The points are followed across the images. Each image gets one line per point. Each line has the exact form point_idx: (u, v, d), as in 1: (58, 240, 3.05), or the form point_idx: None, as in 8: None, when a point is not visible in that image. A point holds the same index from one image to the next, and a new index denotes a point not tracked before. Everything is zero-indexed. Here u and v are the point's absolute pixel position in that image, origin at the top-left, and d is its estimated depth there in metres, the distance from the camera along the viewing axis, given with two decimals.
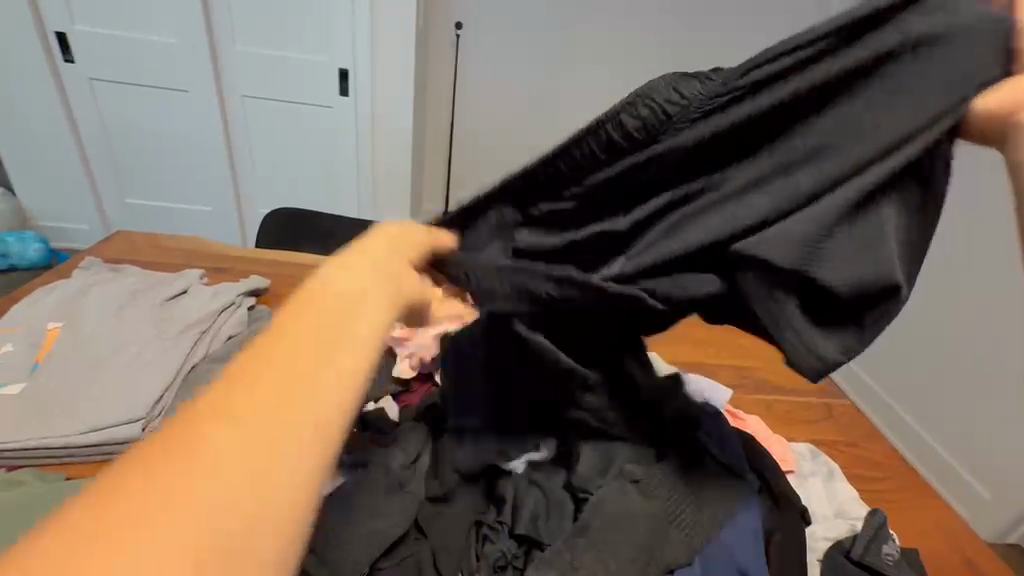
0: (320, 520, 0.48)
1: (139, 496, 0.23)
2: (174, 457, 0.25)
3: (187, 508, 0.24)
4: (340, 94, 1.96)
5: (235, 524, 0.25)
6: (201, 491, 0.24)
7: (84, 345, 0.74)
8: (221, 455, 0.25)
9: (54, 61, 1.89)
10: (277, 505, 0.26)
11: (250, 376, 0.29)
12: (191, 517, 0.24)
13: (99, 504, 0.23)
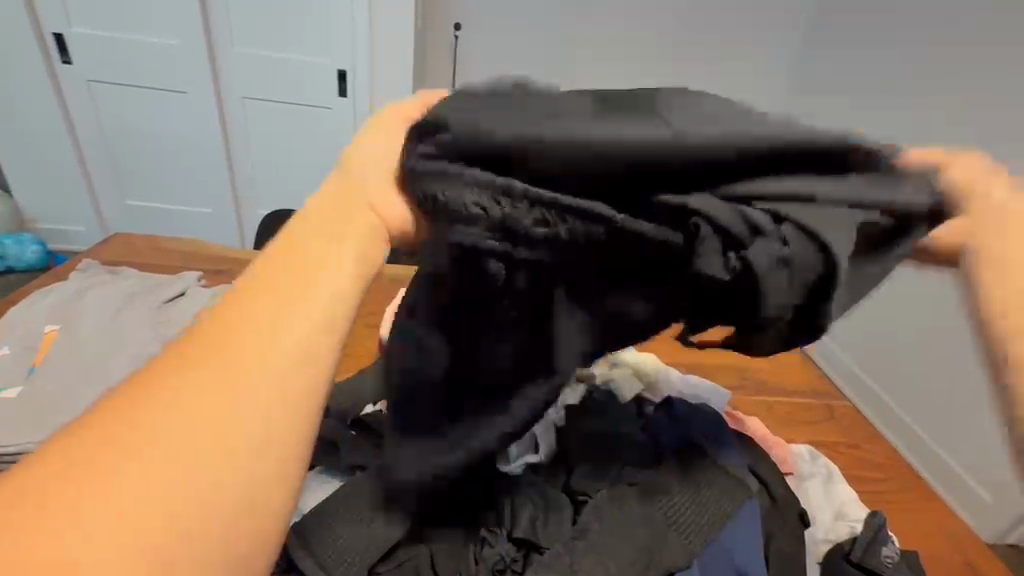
0: (318, 527, 0.48)
1: (106, 446, 0.28)
2: (137, 410, 0.29)
3: (147, 457, 0.27)
4: (339, 96, 1.95)
5: (169, 506, 0.27)
6: (142, 475, 0.27)
7: (80, 348, 0.74)
8: (161, 441, 0.28)
9: (52, 63, 1.89)
10: (235, 459, 0.29)
11: (207, 339, 0.32)
12: (149, 466, 0.27)
13: (72, 449, 0.27)
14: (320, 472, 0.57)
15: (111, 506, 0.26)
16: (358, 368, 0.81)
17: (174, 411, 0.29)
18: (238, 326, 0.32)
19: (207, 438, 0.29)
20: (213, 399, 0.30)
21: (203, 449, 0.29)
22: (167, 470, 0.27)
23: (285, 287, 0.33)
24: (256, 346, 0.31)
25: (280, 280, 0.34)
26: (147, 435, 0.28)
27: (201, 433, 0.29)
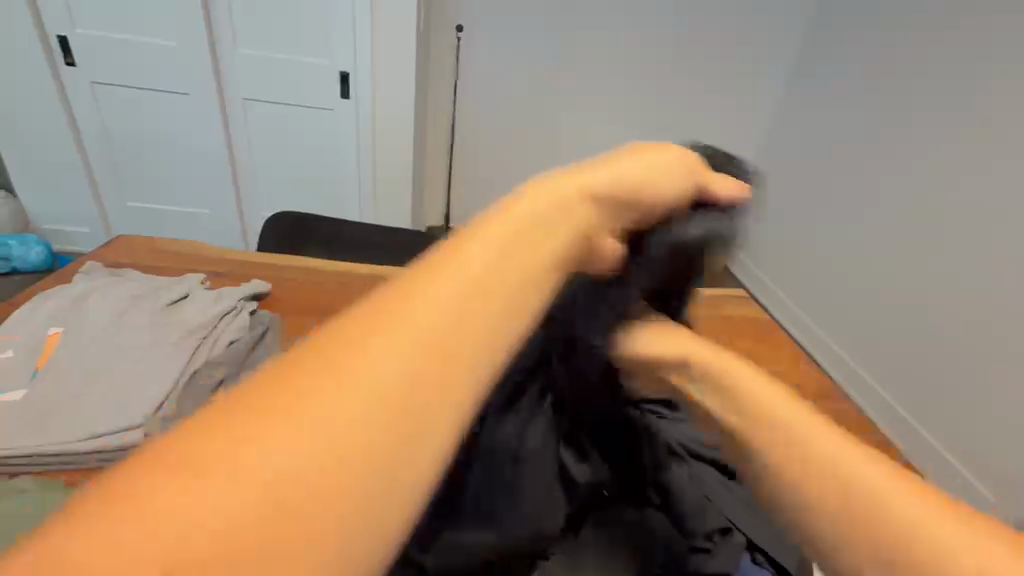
0: None
1: (243, 428, 0.22)
2: (293, 392, 0.23)
3: (289, 433, 0.22)
4: (342, 98, 1.95)
5: (301, 493, 0.21)
6: (286, 452, 0.21)
7: (84, 352, 0.74)
8: (321, 416, 0.23)
9: (55, 65, 1.89)
10: (377, 463, 0.22)
11: (378, 331, 0.26)
12: (274, 467, 0.21)
13: (214, 419, 0.22)
14: None
15: (251, 477, 0.20)
16: None
17: (346, 386, 0.24)
18: (417, 325, 0.26)
19: (357, 429, 0.23)
20: (385, 382, 0.24)
21: (348, 445, 0.22)
22: (293, 478, 0.21)
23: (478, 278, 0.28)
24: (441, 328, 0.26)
25: (463, 286, 0.28)
26: (284, 428, 0.22)
27: (369, 421, 0.23)
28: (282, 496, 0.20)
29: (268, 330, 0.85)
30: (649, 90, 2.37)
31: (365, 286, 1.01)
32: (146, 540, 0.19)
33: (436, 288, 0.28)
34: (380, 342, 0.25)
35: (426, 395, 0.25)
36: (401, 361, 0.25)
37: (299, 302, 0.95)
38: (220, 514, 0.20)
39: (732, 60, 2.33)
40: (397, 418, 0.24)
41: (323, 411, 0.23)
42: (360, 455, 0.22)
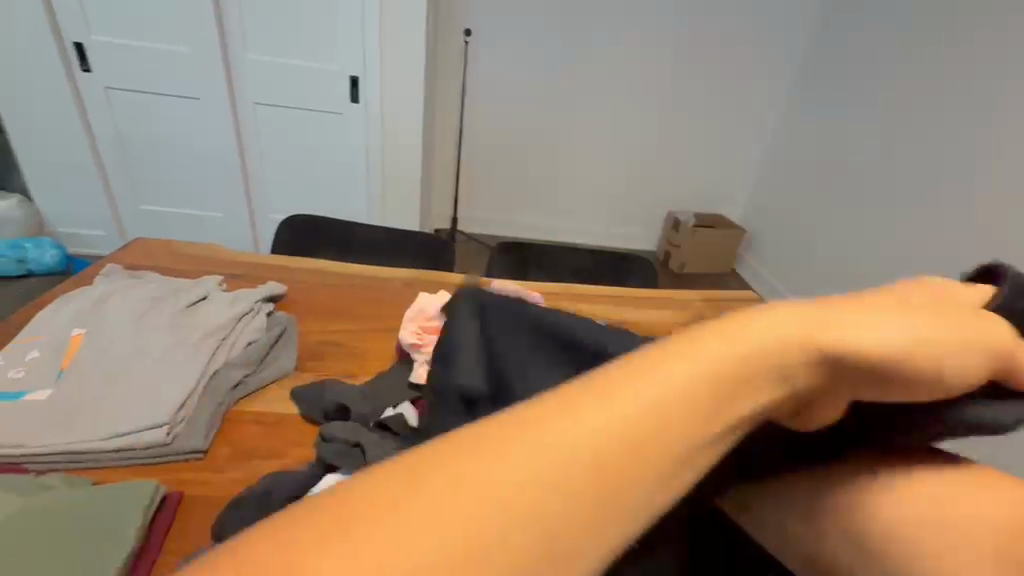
0: None
1: (403, 500, 0.22)
2: (456, 475, 0.23)
3: (446, 502, 0.22)
4: (351, 102, 1.97)
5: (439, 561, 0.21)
6: (432, 529, 0.21)
7: (106, 352, 0.76)
8: (472, 498, 0.23)
9: (71, 71, 1.92)
10: (517, 560, 0.21)
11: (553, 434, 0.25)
12: (417, 543, 0.21)
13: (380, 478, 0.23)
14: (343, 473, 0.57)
15: (396, 544, 0.21)
16: (374, 372, 0.82)
17: (498, 471, 0.24)
18: (595, 438, 0.25)
19: (506, 524, 0.22)
20: (538, 481, 0.23)
21: (490, 533, 0.22)
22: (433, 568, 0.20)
23: (640, 383, 0.27)
24: (602, 435, 0.25)
25: (642, 401, 0.26)
26: (439, 516, 0.22)
27: (520, 516, 0.22)
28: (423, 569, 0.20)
29: (284, 331, 0.86)
30: (655, 92, 2.38)
31: (379, 289, 1.01)
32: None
33: (615, 394, 0.27)
34: (540, 433, 0.25)
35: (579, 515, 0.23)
36: (567, 466, 0.24)
37: (314, 304, 0.96)
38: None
39: (739, 63, 2.34)
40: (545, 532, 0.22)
41: (478, 504, 0.22)
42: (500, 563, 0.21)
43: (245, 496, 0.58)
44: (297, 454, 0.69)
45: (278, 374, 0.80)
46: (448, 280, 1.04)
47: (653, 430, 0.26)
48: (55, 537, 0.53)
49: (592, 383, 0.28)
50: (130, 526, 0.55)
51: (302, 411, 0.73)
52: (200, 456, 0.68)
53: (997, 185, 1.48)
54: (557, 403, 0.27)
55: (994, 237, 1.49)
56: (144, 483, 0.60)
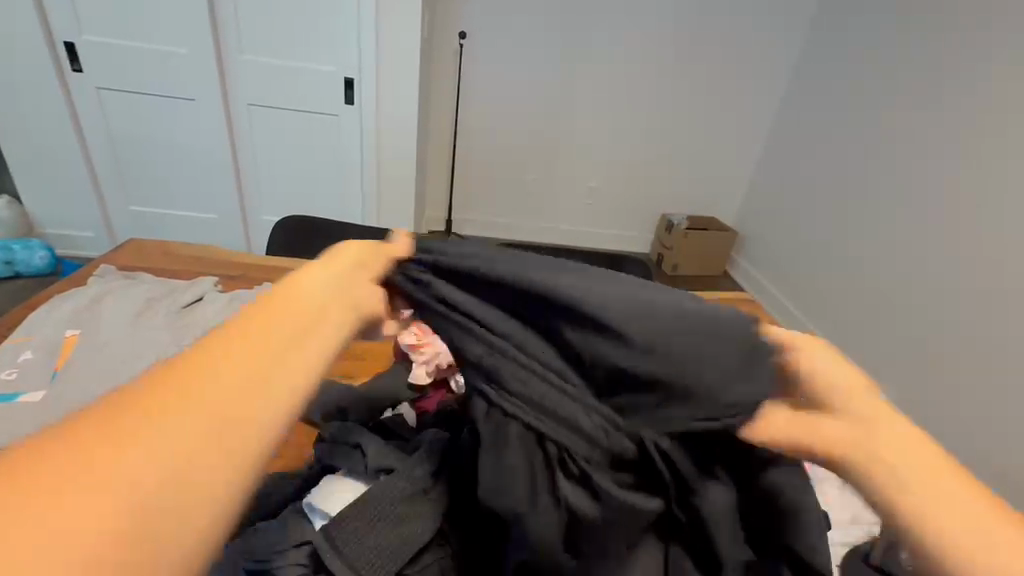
0: (344, 535, 0.48)
1: (104, 454, 0.22)
2: (140, 399, 0.25)
3: (147, 439, 0.23)
4: (346, 104, 1.97)
5: (152, 498, 0.22)
6: (132, 468, 0.22)
7: (100, 353, 0.75)
8: (169, 432, 0.24)
9: (62, 71, 1.90)
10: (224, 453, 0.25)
11: (224, 341, 0.29)
12: (131, 489, 0.22)
13: (61, 447, 0.22)
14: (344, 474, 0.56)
15: (101, 505, 0.21)
16: (373, 372, 0.82)
17: (183, 398, 0.25)
18: (260, 325, 0.31)
19: (213, 433, 0.25)
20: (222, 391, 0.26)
21: (202, 444, 0.24)
22: (177, 458, 0.23)
23: (301, 299, 0.33)
24: (271, 345, 0.30)
25: (299, 298, 0.33)
26: (151, 437, 0.23)
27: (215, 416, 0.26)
28: (139, 503, 0.22)
29: None
30: (649, 96, 2.40)
31: None
32: (77, 549, 0.20)
33: (277, 307, 0.32)
34: (212, 361, 0.28)
35: (281, 362, 0.29)
36: (244, 345, 0.29)
37: None
38: (134, 505, 0.22)
39: (730, 67, 2.37)
40: (258, 386, 0.28)
41: (190, 404, 0.25)
42: (242, 420, 0.26)
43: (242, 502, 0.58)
44: (297, 455, 0.69)
45: None
46: None
47: (319, 334, 0.32)
48: None
49: (239, 318, 0.31)
50: None
51: None
52: None
53: (1000, 188, 1.52)
54: (208, 341, 0.29)
55: (993, 242, 1.53)
56: None
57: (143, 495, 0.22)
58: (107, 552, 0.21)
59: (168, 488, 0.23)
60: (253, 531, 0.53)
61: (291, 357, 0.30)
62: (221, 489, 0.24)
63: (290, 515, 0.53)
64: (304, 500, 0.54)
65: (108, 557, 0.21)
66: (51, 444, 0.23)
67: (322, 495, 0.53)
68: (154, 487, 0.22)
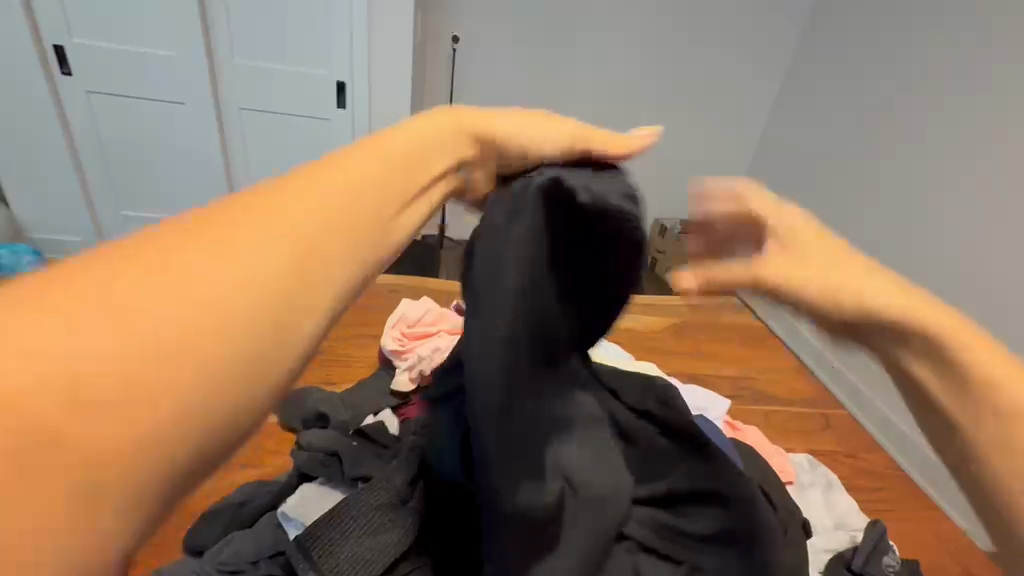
0: (319, 544, 0.48)
1: (160, 270, 0.23)
2: (218, 238, 0.26)
3: (202, 271, 0.24)
4: (338, 107, 1.97)
5: (182, 331, 0.22)
6: (177, 297, 0.23)
7: None
8: (221, 273, 0.25)
9: (50, 74, 1.89)
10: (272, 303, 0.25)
11: (294, 199, 0.30)
12: (171, 321, 0.22)
13: (82, 270, 0.22)
14: (322, 483, 0.56)
15: (138, 323, 0.21)
16: (357, 379, 0.81)
17: (245, 243, 0.26)
18: (331, 200, 0.31)
19: (266, 284, 0.25)
20: (282, 246, 0.27)
21: (256, 290, 0.25)
22: (242, 312, 0.24)
23: (378, 170, 0.34)
24: (341, 211, 0.31)
25: (370, 176, 0.34)
26: (202, 271, 0.24)
27: (273, 270, 0.26)
28: (177, 329, 0.22)
29: None
30: None
31: None
32: (145, 381, 0.21)
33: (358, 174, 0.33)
34: (282, 213, 0.29)
35: (343, 247, 0.30)
36: (317, 216, 0.29)
37: None
38: (198, 350, 0.22)
39: None
40: (315, 263, 0.28)
41: (258, 259, 0.26)
42: (301, 288, 0.27)
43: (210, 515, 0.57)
44: (276, 463, 0.68)
45: None
46: (432, 285, 1.03)
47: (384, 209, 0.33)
48: None
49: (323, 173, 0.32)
50: None
51: (280, 419, 0.72)
52: None
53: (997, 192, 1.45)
54: (289, 192, 0.30)
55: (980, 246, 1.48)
56: None
57: (181, 324, 0.22)
58: (131, 377, 0.20)
59: (234, 334, 0.24)
60: (228, 540, 0.53)
61: (362, 237, 0.31)
62: (257, 339, 0.24)
63: (264, 526, 0.53)
64: (279, 510, 0.54)
65: (166, 407, 0.21)
66: (114, 253, 0.24)
67: (297, 503, 0.53)
68: (231, 337, 0.23)
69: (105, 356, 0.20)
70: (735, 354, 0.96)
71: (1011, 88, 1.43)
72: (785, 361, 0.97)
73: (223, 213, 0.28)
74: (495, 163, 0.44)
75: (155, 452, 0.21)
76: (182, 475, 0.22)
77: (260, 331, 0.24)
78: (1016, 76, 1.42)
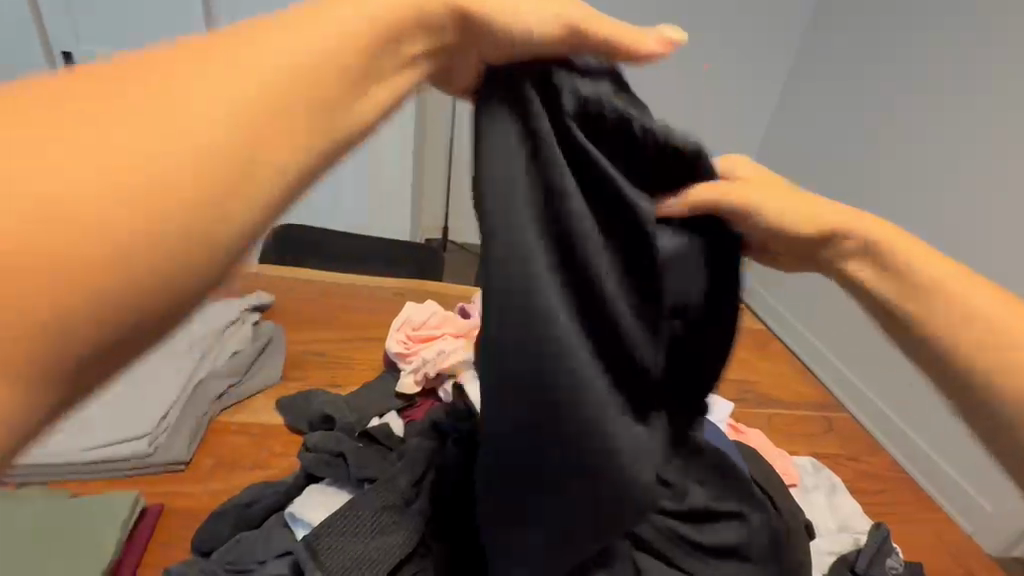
0: (327, 545, 0.49)
1: (98, 108, 0.22)
2: (173, 72, 0.24)
3: (154, 111, 0.22)
4: None
5: (134, 180, 0.21)
6: (122, 136, 0.21)
7: None
8: (173, 117, 0.23)
9: None
10: (226, 166, 0.23)
11: (255, 41, 0.27)
12: (117, 166, 0.21)
13: (49, 90, 0.22)
14: (328, 485, 0.57)
15: (85, 164, 0.20)
16: (362, 381, 0.81)
17: (193, 87, 0.24)
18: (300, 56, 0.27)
19: (219, 149, 0.23)
20: (233, 99, 0.24)
21: (212, 152, 0.23)
22: (211, 162, 0.23)
23: (348, 21, 0.30)
24: (301, 67, 0.27)
25: (343, 33, 0.29)
26: (154, 110, 0.23)
27: (227, 124, 0.24)
28: (124, 176, 0.21)
29: (270, 341, 0.84)
30: None
31: (364, 293, 0.99)
32: (101, 214, 0.20)
33: (322, 20, 0.29)
34: (232, 60, 0.25)
35: (312, 114, 0.27)
36: (287, 71, 0.26)
37: (301, 310, 0.94)
38: (160, 188, 0.21)
39: None
40: (272, 132, 0.25)
41: (225, 107, 0.24)
42: (272, 142, 0.25)
43: (218, 516, 0.57)
44: (282, 465, 0.69)
45: (264, 384, 0.79)
46: (436, 288, 1.03)
47: (354, 71, 0.29)
48: (26, 558, 0.54)
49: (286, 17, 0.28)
50: (109, 541, 0.56)
51: (287, 421, 0.73)
52: (183, 467, 0.68)
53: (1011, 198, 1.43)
54: (248, 34, 0.27)
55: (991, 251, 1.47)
56: (125, 495, 0.60)
57: (123, 168, 0.21)
58: (85, 226, 0.20)
59: (201, 180, 0.23)
60: (237, 540, 0.53)
61: (334, 111, 0.28)
62: (209, 203, 0.23)
63: (273, 526, 0.53)
64: (286, 510, 0.55)
65: (127, 257, 0.21)
66: (71, 79, 0.23)
67: (305, 504, 0.54)
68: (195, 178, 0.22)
69: (56, 181, 0.20)
70: (736, 356, 0.97)
71: (1013, 90, 1.44)
72: (787, 364, 0.98)
73: (190, 45, 0.26)
74: (477, 53, 0.36)
75: (124, 289, 0.21)
76: (153, 319, 0.22)
77: (215, 197, 0.23)
78: (1016, 76, 1.44)
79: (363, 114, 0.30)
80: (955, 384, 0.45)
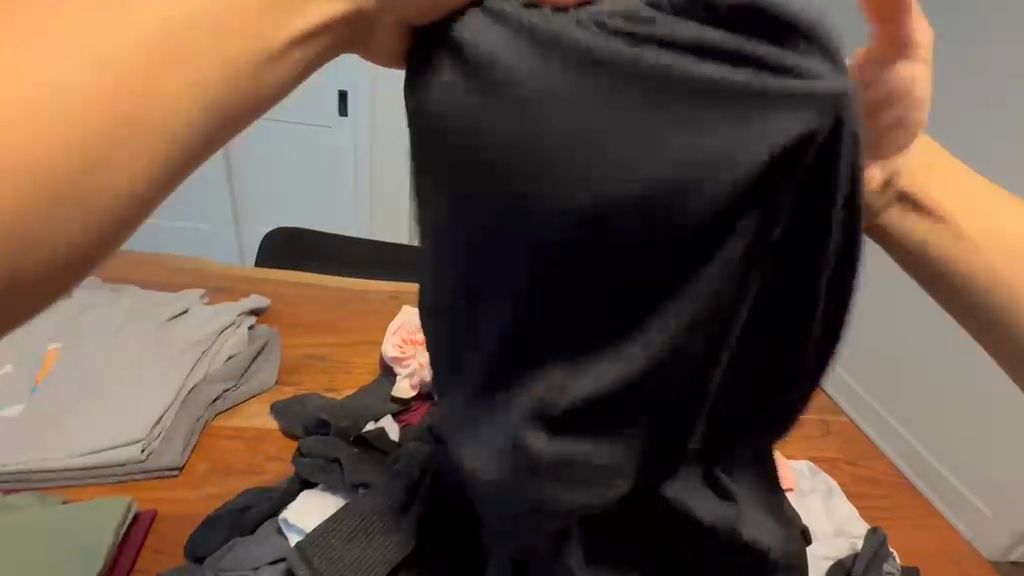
0: (320, 551, 0.49)
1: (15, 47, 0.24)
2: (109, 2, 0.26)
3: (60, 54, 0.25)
4: (340, 116, 1.99)
5: (33, 127, 0.24)
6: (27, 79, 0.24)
7: (82, 367, 0.75)
8: (76, 59, 0.25)
9: None
10: (126, 112, 0.26)
11: None
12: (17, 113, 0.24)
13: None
14: (323, 490, 0.56)
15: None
16: (359, 385, 0.81)
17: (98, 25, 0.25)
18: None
19: (113, 94, 0.25)
20: (136, 40, 0.26)
21: (106, 98, 0.25)
22: (106, 112, 0.25)
23: None
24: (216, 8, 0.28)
25: None
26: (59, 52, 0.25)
27: (122, 71, 0.25)
28: (33, 123, 0.24)
29: (266, 345, 0.83)
30: None
31: (361, 296, 0.98)
32: (42, 139, 0.24)
33: None
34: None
35: (230, 64, 0.28)
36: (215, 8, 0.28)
37: (297, 313, 0.93)
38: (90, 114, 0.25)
39: None
40: (179, 78, 0.27)
41: (123, 54, 0.26)
42: (189, 77, 0.27)
43: (211, 523, 0.56)
44: (277, 470, 0.68)
45: (259, 389, 0.78)
46: None
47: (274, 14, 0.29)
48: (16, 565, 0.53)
49: None
50: (100, 548, 0.55)
51: (282, 426, 0.72)
52: (176, 472, 0.67)
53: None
54: None
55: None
56: (117, 501, 0.60)
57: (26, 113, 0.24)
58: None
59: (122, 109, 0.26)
60: (231, 546, 0.53)
61: (258, 60, 0.29)
62: (109, 146, 0.25)
63: (266, 533, 0.53)
64: (281, 516, 0.55)
65: (45, 201, 0.24)
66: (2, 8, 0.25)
67: (299, 509, 0.54)
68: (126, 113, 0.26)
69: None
70: None
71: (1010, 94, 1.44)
72: None
73: None
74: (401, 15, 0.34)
75: (72, 209, 0.25)
76: (78, 255, 0.26)
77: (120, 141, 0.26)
78: None
79: (289, 64, 0.30)
80: (965, 305, 0.43)
